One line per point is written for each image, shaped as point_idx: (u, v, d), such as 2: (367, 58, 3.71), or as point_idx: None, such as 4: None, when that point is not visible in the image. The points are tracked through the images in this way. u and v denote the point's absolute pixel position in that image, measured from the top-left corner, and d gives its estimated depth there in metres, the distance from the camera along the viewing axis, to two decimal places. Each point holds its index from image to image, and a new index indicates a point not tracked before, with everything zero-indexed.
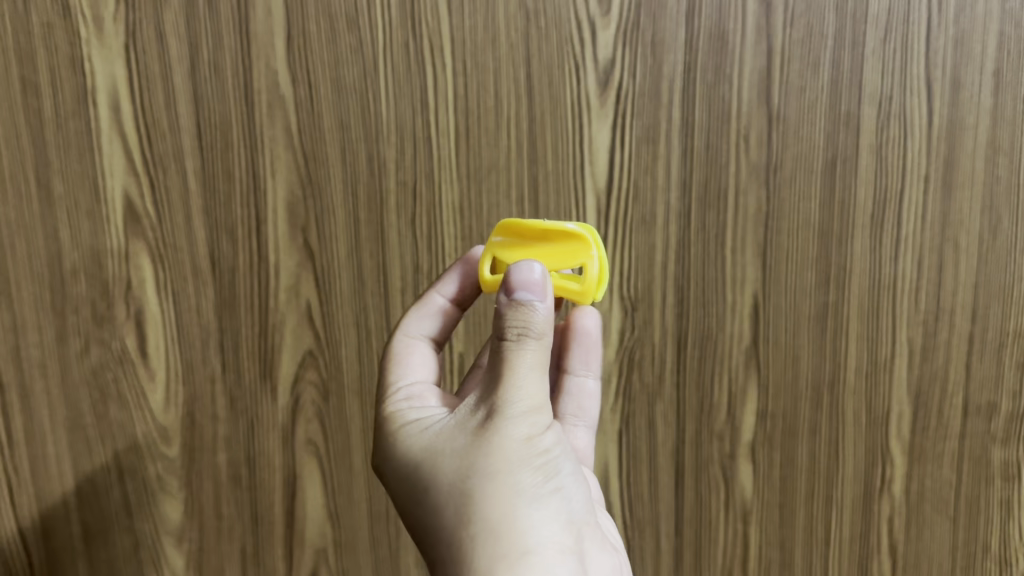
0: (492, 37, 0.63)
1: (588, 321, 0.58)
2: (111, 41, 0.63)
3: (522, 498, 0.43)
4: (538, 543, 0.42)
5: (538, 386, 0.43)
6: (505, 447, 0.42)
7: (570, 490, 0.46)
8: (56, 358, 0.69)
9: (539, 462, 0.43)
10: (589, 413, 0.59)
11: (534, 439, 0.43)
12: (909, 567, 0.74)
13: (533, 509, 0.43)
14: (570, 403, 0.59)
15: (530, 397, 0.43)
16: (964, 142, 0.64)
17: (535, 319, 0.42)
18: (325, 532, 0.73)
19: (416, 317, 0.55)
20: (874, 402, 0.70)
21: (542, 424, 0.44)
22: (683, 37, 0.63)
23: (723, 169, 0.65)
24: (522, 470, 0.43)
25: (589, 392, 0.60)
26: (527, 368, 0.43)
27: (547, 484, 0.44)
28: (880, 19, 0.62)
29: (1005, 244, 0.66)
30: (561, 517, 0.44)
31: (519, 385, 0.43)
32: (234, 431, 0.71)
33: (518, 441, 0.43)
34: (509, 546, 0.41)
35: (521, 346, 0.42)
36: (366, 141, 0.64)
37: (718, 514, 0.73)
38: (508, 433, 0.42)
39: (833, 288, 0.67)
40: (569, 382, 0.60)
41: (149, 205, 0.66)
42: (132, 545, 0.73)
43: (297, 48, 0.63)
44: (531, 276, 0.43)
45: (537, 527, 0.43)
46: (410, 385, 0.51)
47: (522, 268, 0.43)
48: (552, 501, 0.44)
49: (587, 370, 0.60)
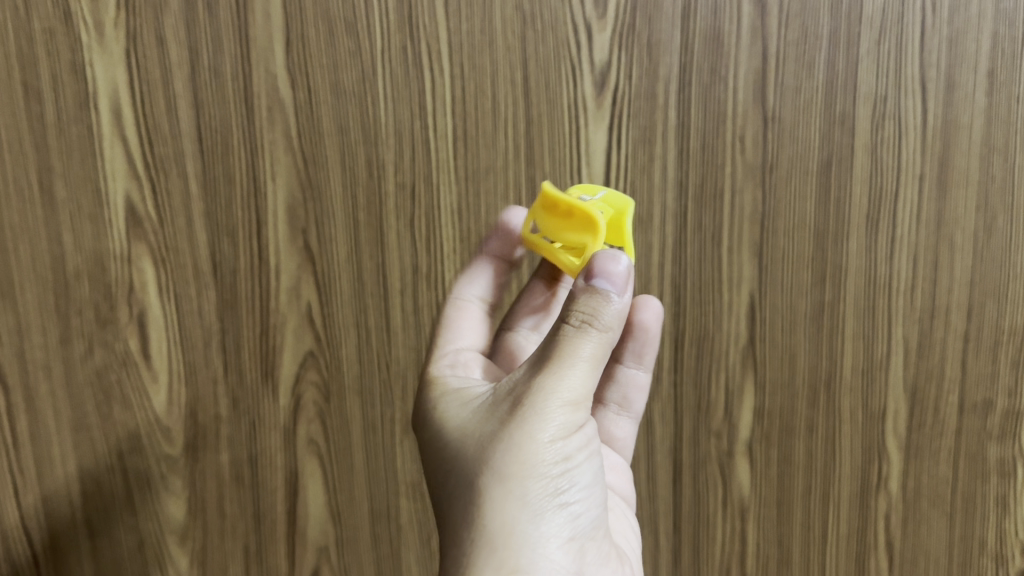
0: (490, 39, 0.64)
1: (647, 316, 0.59)
2: (112, 46, 0.64)
3: (532, 501, 0.43)
4: (534, 554, 0.43)
5: (575, 387, 0.43)
6: (528, 444, 0.43)
7: (583, 500, 0.46)
8: (60, 359, 0.70)
9: (556, 468, 0.44)
10: (635, 406, 0.61)
11: (557, 444, 0.44)
12: (905, 563, 0.74)
13: (537, 517, 0.43)
14: (617, 392, 0.61)
15: (565, 396, 0.43)
16: (958, 142, 0.65)
17: (606, 311, 0.43)
18: (327, 531, 0.74)
19: (468, 278, 0.60)
20: (871, 400, 0.70)
21: (570, 427, 0.44)
22: (679, 40, 0.63)
23: (719, 170, 0.65)
24: (538, 473, 0.43)
25: (638, 385, 0.61)
26: (570, 364, 0.43)
27: (560, 493, 0.44)
28: (875, 20, 0.62)
29: (1000, 242, 0.67)
30: (565, 529, 0.45)
31: (557, 381, 0.43)
32: (236, 432, 0.71)
33: (540, 441, 0.43)
34: (505, 551, 0.42)
35: (577, 338, 0.43)
36: (365, 144, 0.65)
37: (716, 511, 0.74)
38: (533, 432, 0.43)
39: (828, 288, 0.68)
40: (620, 372, 0.60)
41: (151, 208, 0.67)
42: (137, 544, 0.74)
43: (296, 52, 0.64)
44: (617, 267, 0.44)
45: (537, 534, 0.43)
46: (457, 353, 0.55)
47: (607, 256, 0.44)
48: (560, 510, 0.44)
49: (639, 363, 0.60)
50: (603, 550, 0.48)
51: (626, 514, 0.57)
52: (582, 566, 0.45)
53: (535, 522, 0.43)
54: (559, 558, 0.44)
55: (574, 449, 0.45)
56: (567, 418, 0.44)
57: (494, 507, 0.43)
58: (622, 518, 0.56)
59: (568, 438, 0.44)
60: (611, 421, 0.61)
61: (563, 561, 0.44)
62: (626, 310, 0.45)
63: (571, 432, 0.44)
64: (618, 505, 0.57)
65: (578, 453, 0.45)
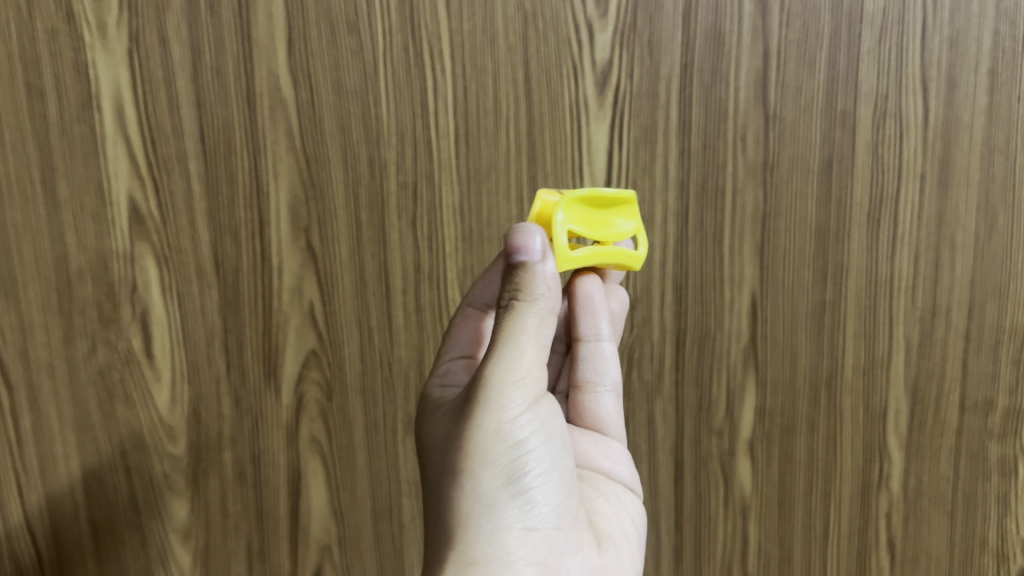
0: (491, 39, 0.64)
1: (590, 286, 0.58)
2: (115, 47, 0.64)
3: (485, 493, 0.44)
4: (490, 546, 0.43)
5: (514, 368, 0.44)
6: (476, 435, 0.44)
7: (542, 486, 0.46)
8: (63, 359, 0.70)
9: (506, 456, 0.45)
10: (610, 377, 0.59)
11: (504, 431, 0.45)
12: (906, 561, 0.74)
13: (492, 509, 0.44)
14: (586, 371, 0.59)
15: (505, 379, 0.44)
16: (960, 140, 0.65)
17: (532, 284, 0.46)
18: (330, 529, 0.74)
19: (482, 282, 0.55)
20: (872, 399, 0.71)
21: (515, 413, 0.45)
22: (680, 39, 0.63)
23: (721, 169, 0.66)
24: (489, 463, 0.45)
25: (606, 355, 0.59)
26: (506, 346, 0.44)
27: (513, 483, 0.45)
28: (876, 19, 0.63)
29: (1001, 241, 0.67)
30: (523, 519, 0.45)
31: (496, 364, 0.44)
32: (239, 430, 0.72)
33: (487, 429, 0.45)
34: (462, 546, 0.43)
35: (510, 316, 0.45)
36: (367, 145, 0.65)
37: (718, 509, 0.74)
38: (481, 422, 0.45)
39: (830, 286, 0.68)
40: (583, 350, 0.59)
41: (154, 208, 0.67)
42: (140, 542, 0.74)
43: (299, 51, 0.64)
44: (530, 240, 0.46)
45: (492, 527, 0.44)
46: (449, 361, 0.53)
47: (521, 229, 0.46)
48: (516, 499, 0.45)
49: (597, 335, 0.59)
50: (573, 538, 0.47)
51: (623, 500, 0.56)
52: (547, 556, 0.45)
53: (491, 514, 0.44)
54: (517, 551, 0.44)
55: (524, 435, 0.45)
56: (512, 402, 0.45)
57: (451, 503, 0.44)
58: (614, 506, 0.55)
59: (515, 423, 0.45)
60: (591, 401, 0.59)
61: (521, 553, 0.44)
62: (551, 276, 0.46)
63: (518, 417, 0.45)
64: (614, 490, 0.56)
65: (529, 439, 0.46)
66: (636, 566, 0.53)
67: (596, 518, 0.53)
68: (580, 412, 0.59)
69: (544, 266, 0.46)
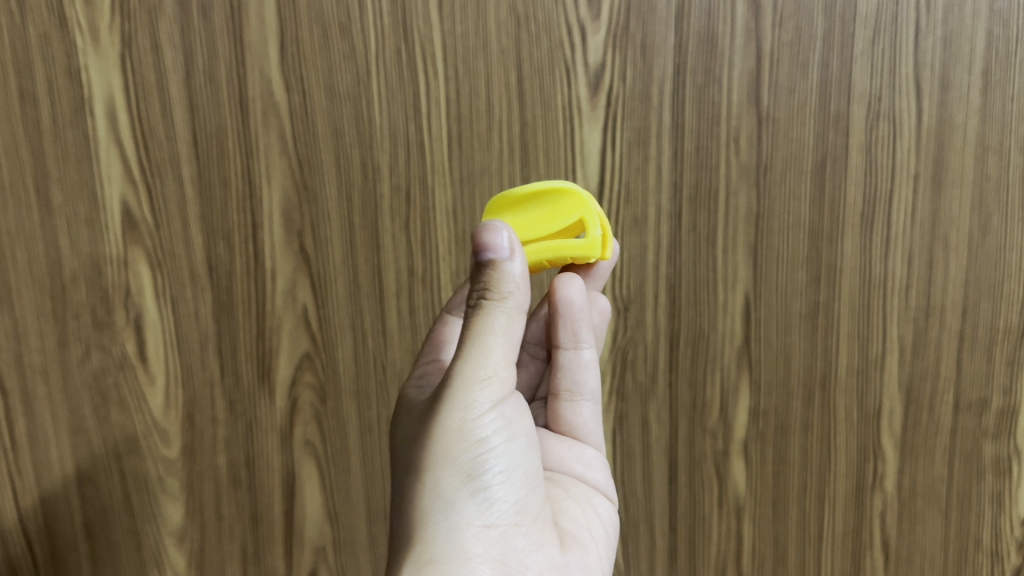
0: (484, 41, 0.64)
1: (571, 292, 0.56)
2: (107, 51, 0.64)
3: (444, 492, 0.45)
4: (449, 545, 0.43)
5: (479, 367, 0.45)
6: (437, 433, 0.45)
7: (503, 484, 0.46)
8: (58, 363, 0.70)
9: (468, 454, 0.45)
10: (589, 385, 0.59)
11: (466, 428, 0.45)
12: (900, 560, 0.75)
13: (452, 507, 0.44)
14: (565, 378, 0.59)
15: (470, 377, 0.45)
16: (953, 141, 0.65)
17: (501, 283, 0.45)
18: (325, 531, 0.74)
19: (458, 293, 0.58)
20: (866, 399, 0.71)
21: (478, 411, 0.45)
22: (673, 41, 0.63)
23: (714, 171, 0.66)
24: (450, 462, 0.45)
25: (586, 363, 0.59)
26: (474, 344, 0.45)
27: (474, 481, 0.45)
28: (869, 19, 0.62)
29: (996, 241, 0.67)
30: (481, 517, 0.45)
31: (463, 365, 0.45)
32: (233, 433, 0.72)
33: (448, 427, 0.45)
34: (420, 544, 0.43)
35: (478, 315, 0.45)
36: (360, 148, 0.65)
37: (712, 510, 0.74)
38: (444, 421, 0.45)
39: (823, 287, 0.68)
40: (563, 357, 0.59)
41: (147, 213, 0.67)
42: (135, 545, 0.75)
43: (291, 55, 0.64)
44: (496, 236, 0.45)
45: (451, 524, 0.44)
46: (431, 366, 0.54)
47: (489, 225, 0.45)
48: (477, 497, 0.45)
49: (578, 343, 0.58)
50: (535, 536, 0.47)
51: (593, 502, 0.56)
52: (506, 555, 0.45)
53: (451, 511, 0.44)
54: (474, 548, 0.44)
55: (485, 432, 0.45)
56: (475, 399, 0.45)
57: (412, 502, 0.45)
58: (583, 507, 0.55)
59: (478, 421, 0.45)
60: (569, 408, 0.59)
61: (479, 550, 0.44)
62: (520, 273, 0.45)
63: (481, 414, 0.45)
64: (584, 492, 0.56)
65: (491, 436, 0.46)
66: (603, 566, 0.52)
67: (561, 519, 0.52)
68: (558, 417, 0.59)
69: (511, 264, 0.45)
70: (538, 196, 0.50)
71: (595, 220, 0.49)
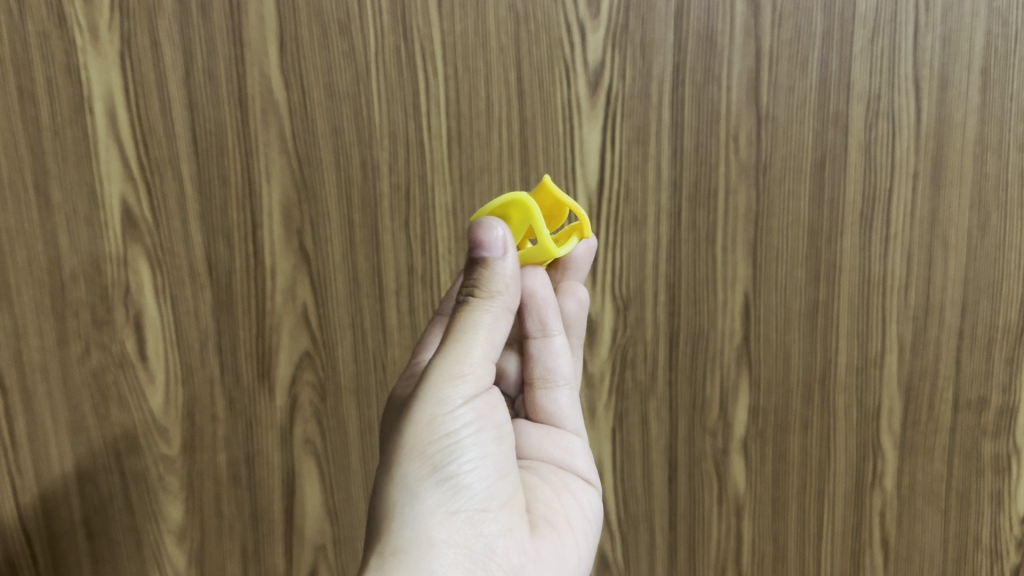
0: (483, 39, 0.64)
1: (535, 282, 0.55)
2: (107, 49, 0.64)
3: (411, 483, 0.44)
4: (415, 533, 0.43)
5: (454, 358, 0.45)
6: (408, 425, 0.44)
7: (472, 473, 0.45)
8: (57, 361, 0.70)
9: (437, 445, 0.44)
10: (562, 371, 0.58)
11: (435, 419, 0.44)
12: (900, 559, 0.75)
13: (419, 497, 0.44)
14: (538, 367, 0.58)
15: (445, 369, 0.45)
16: (952, 140, 0.65)
17: (490, 282, 0.46)
18: (324, 529, 0.75)
19: None
20: (865, 397, 0.71)
21: (449, 403, 0.45)
22: (672, 40, 0.63)
23: (713, 169, 0.66)
24: (419, 452, 0.44)
25: (557, 350, 0.58)
26: (454, 338, 0.45)
27: (442, 471, 0.44)
28: (868, 18, 0.62)
29: (995, 240, 0.67)
30: (447, 505, 0.44)
31: (439, 360, 0.45)
32: (233, 431, 0.72)
33: (418, 419, 0.44)
34: (387, 534, 0.43)
35: (464, 314, 0.46)
36: (359, 146, 0.65)
37: (711, 508, 0.74)
38: (415, 413, 0.44)
39: (823, 285, 0.68)
40: (533, 346, 0.58)
41: (147, 211, 0.67)
42: (135, 543, 0.75)
43: (290, 54, 0.64)
44: (491, 235, 0.46)
45: (417, 513, 0.43)
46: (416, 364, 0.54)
47: (484, 223, 0.46)
48: (445, 487, 0.44)
49: (546, 331, 0.57)
50: (504, 522, 0.46)
51: (573, 488, 0.55)
52: (473, 543, 0.44)
53: (418, 500, 0.44)
54: (440, 536, 0.43)
55: (453, 422, 0.45)
56: (447, 391, 0.45)
57: (382, 494, 0.44)
58: (559, 493, 0.54)
59: (448, 412, 0.45)
60: (546, 397, 0.58)
61: (444, 538, 0.43)
62: (512, 272, 0.47)
63: (452, 406, 0.45)
64: (563, 479, 0.55)
65: (460, 426, 0.45)
66: (580, 553, 0.51)
67: (536, 506, 0.51)
68: (535, 406, 0.58)
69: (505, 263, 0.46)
70: (493, 209, 0.48)
71: (542, 223, 0.46)
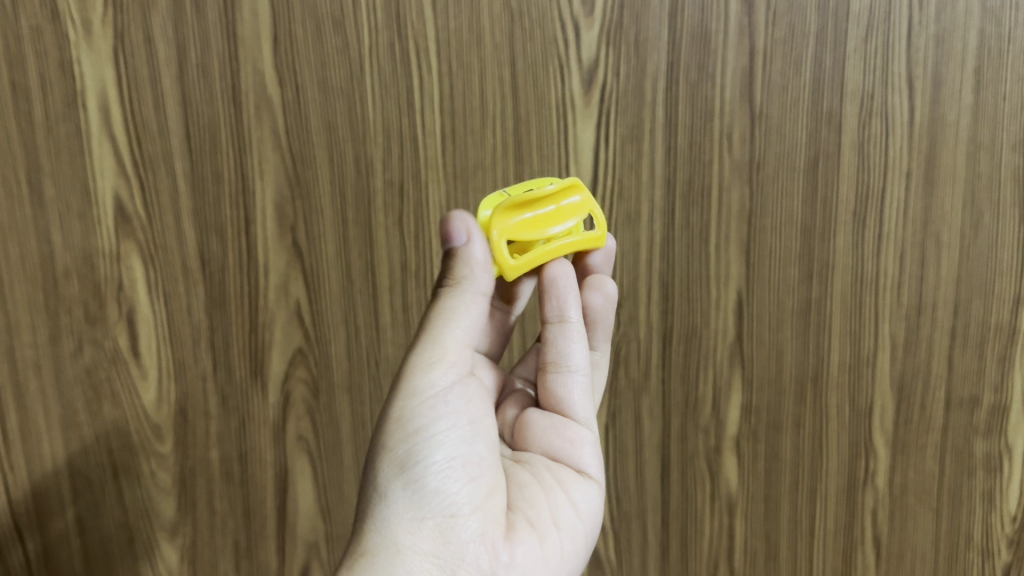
0: (477, 37, 0.64)
1: (558, 270, 0.52)
2: (100, 44, 0.64)
3: (381, 489, 0.44)
4: (382, 538, 0.43)
5: (425, 355, 0.46)
6: (383, 428, 0.45)
7: (441, 475, 0.44)
8: (49, 358, 0.70)
9: (404, 448, 0.44)
10: (577, 358, 0.53)
11: (404, 421, 0.45)
12: (892, 557, 0.75)
13: (387, 501, 0.44)
14: (552, 352, 0.53)
15: (417, 368, 0.46)
16: (945, 139, 0.65)
17: (459, 269, 0.46)
18: (317, 526, 0.75)
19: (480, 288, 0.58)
20: (858, 396, 0.71)
21: (418, 403, 0.45)
22: (666, 38, 0.63)
23: (706, 167, 0.66)
24: (389, 456, 0.45)
25: (574, 337, 0.52)
26: (428, 332, 0.46)
27: (408, 475, 0.44)
28: (862, 17, 0.63)
29: (987, 239, 0.67)
30: (412, 509, 0.44)
31: (414, 357, 0.46)
32: (225, 428, 0.72)
33: (390, 421, 0.45)
34: (358, 540, 0.44)
35: (438, 305, 0.46)
36: (353, 143, 0.65)
37: (704, 506, 0.74)
38: (388, 417, 0.45)
39: (815, 284, 0.68)
40: (549, 331, 0.53)
41: (140, 207, 0.67)
42: (127, 540, 0.75)
43: (285, 49, 0.64)
44: (454, 224, 0.45)
45: (383, 518, 0.44)
46: None
47: (447, 214, 0.45)
48: (412, 491, 0.44)
49: (563, 316, 0.52)
50: (474, 526, 0.45)
51: (567, 486, 0.51)
52: (441, 547, 0.44)
53: (386, 505, 0.44)
54: (405, 541, 0.43)
55: (419, 428, 0.45)
56: (419, 389, 0.45)
57: (361, 499, 0.45)
58: (549, 492, 0.50)
59: (417, 413, 0.45)
60: (557, 384, 0.53)
61: (410, 542, 0.43)
62: (481, 257, 0.46)
63: (420, 406, 0.45)
64: (557, 475, 0.51)
65: (429, 427, 0.45)
66: (564, 556, 0.48)
67: (519, 504, 0.48)
68: (546, 392, 0.53)
69: (473, 250, 0.46)
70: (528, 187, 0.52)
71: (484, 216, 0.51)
